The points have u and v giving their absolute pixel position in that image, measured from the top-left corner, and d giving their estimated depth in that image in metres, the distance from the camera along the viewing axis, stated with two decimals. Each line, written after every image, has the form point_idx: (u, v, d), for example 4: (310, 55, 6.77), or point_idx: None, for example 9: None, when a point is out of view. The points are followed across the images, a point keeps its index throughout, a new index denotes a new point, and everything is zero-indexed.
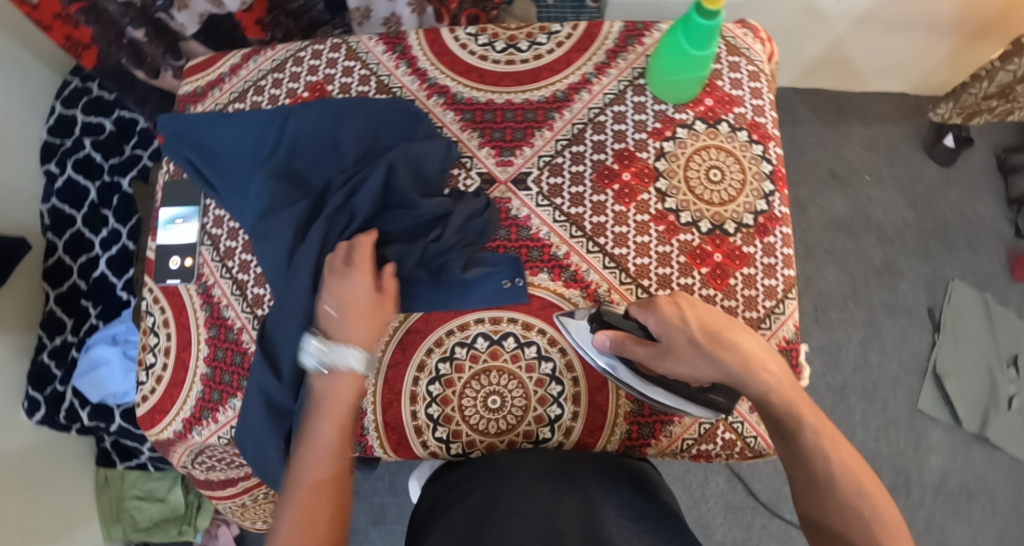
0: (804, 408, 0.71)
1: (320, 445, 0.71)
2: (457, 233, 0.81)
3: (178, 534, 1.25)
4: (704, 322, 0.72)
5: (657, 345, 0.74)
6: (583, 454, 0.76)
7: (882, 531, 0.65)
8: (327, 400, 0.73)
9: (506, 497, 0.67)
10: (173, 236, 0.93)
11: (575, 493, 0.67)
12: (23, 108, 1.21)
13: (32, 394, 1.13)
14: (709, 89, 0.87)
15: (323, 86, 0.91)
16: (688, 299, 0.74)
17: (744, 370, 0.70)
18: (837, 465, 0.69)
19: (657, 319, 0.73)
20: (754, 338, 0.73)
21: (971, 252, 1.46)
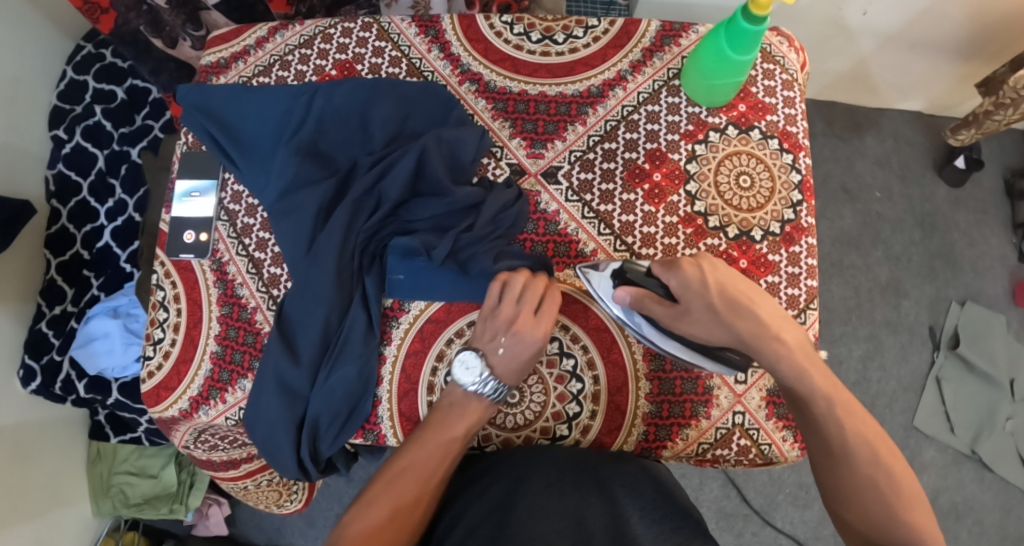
0: (819, 376, 0.72)
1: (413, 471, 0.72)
2: (487, 225, 0.80)
3: (168, 512, 1.23)
4: (725, 289, 0.73)
5: (676, 305, 0.74)
6: (602, 454, 0.75)
7: (893, 497, 0.67)
8: (447, 426, 0.75)
9: (530, 488, 0.68)
10: (188, 209, 0.90)
11: (596, 492, 0.69)
12: (33, 70, 1.18)
13: (28, 363, 1.10)
14: (743, 95, 0.87)
15: (351, 65, 0.90)
16: (710, 263, 0.75)
17: (762, 343, 0.72)
18: (851, 435, 0.69)
19: (677, 280, 0.74)
20: (774, 307, 0.75)
21: (975, 275, 1.47)
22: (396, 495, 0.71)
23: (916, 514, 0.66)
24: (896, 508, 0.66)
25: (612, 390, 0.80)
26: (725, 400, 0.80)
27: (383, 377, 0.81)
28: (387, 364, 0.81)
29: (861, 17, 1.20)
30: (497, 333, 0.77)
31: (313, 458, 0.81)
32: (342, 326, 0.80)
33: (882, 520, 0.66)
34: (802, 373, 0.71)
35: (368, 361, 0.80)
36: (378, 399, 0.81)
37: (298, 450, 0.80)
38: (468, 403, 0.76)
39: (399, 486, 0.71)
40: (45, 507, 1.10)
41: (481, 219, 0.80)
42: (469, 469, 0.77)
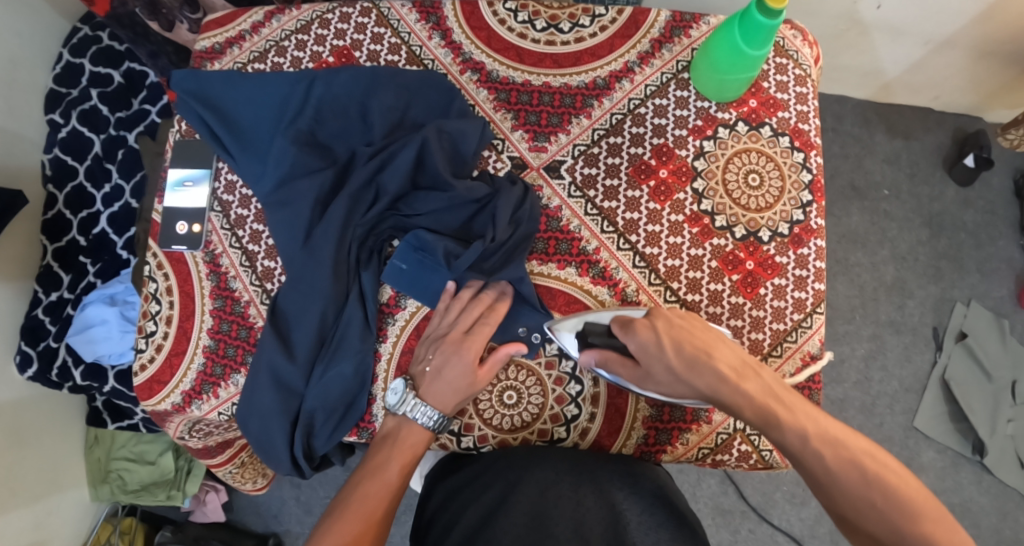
0: (786, 412, 0.67)
1: (387, 475, 0.72)
2: (508, 227, 0.78)
3: (166, 499, 1.22)
4: (680, 348, 0.71)
5: (638, 368, 0.72)
6: (600, 454, 0.74)
7: (899, 516, 0.61)
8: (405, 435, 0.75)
9: (521, 499, 0.68)
10: (182, 199, 0.88)
11: (593, 495, 0.68)
12: (29, 52, 1.16)
13: (25, 349, 1.10)
14: (754, 90, 0.84)
15: (350, 52, 0.88)
16: (665, 319, 0.73)
17: (725, 397, 0.69)
18: (832, 462, 0.64)
19: (635, 342, 0.72)
20: (735, 357, 0.71)
21: (981, 276, 1.45)
22: (382, 484, 0.71)
23: (930, 525, 0.61)
24: (905, 528, 0.60)
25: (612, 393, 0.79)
26: None
27: (379, 374, 0.80)
28: (383, 361, 0.81)
29: (874, 11, 1.17)
30: (431, 350, 0.77)
31: (307, 455, 0.80)
32: (338, 321, 0.79)
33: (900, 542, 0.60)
34: (765, 414, 0.67)
35: (365, 358, 0.79)
36: (373, 398, 0.80)
37: (291, 447, 0.78)
38: (403, 431, 0.75)
39: (384, 474, 0.72)
40: (43, 492, 1.10)
41: (500, 224, 0.77)
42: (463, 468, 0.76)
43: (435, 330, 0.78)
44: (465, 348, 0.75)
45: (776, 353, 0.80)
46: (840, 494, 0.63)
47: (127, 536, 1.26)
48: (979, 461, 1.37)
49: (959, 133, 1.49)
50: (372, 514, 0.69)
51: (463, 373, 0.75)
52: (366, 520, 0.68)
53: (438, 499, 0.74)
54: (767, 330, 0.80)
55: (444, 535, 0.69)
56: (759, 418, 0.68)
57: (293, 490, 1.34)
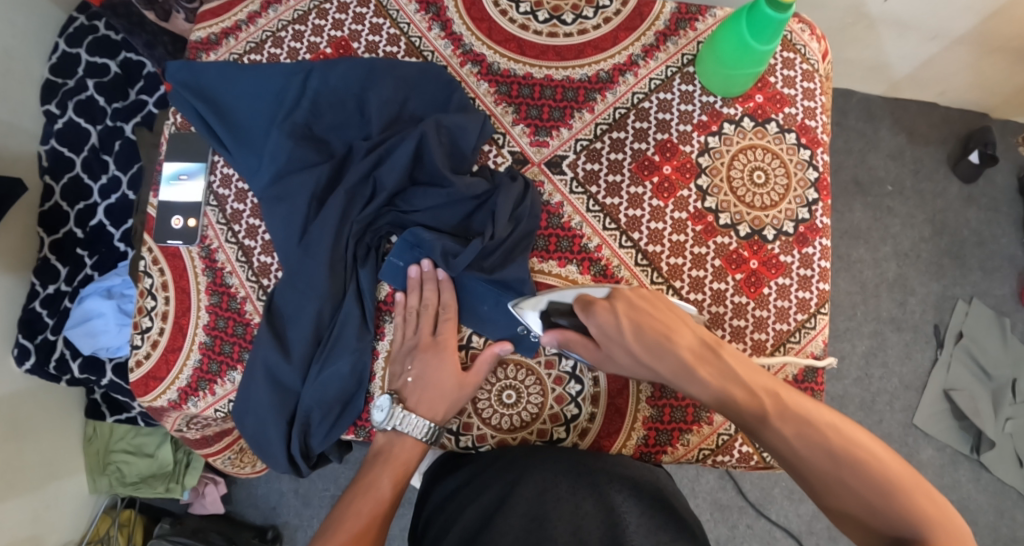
0: (747, 391, 0.65)
1: (378, 487, 0.72)
2: (508, 225, 0.77)
3: (165, 491, 1.22)
4: (638, 331, 0.69)
5: (599, 349, 0.71)
6: (599, 455, 0.74)
7: (870, 490, 0.58)
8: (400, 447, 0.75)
9: (517, 501, 0.67)
10: (177, 193, 0.87)
11: (593, 497, 0.67)
12: (25, 41, 1.15)
13: (23, 342, 1.09)
14: (760, 85, 0.83)
15: (348, 43, 0.86)
16: (624, 299, 0.71)
17: (684, 380, 0.68)
18: (796, 441, 0.61)
19: (594, 324, 0.70)
20: (697, 338, 0.69)
21: (983, 274, 1.44)
22: (374, 500, 0.71)
23: (907, 498, 0.57)
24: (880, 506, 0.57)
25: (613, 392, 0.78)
26: None
27: (376, 372, 0.80)
28: (380, 359, 0.80)
29: (882, 5, 1.16)
30: (408, 360, 0.77)
31: (305, 454, 0.79)
32: (335, 319, 0.78)
33: (876, 516, 0.57)
34: (722, 395, 0.66)
35: (362, 357, 0.78)
36: (371, 396, 0.79)
37: (288, 446, 0.78)
38: (394, 447, 0.75)
39: (376, 488, 0.72)
40: (41, 485, 1.10)
41: (499, 222, 0.76)
42: (461, 468, 0.76)
43: (429, 333, 0.78)
44: (445, 354, 0.77)
45: (778, 353, 0.79)
46: (809, 473, 0.60)
47: (127, 528, 1.27)
48: (978, 458, 1.37)
49: (965, 129, 1.48)
50: (364, 527, 0.68)
51: (445, 375, 0.76)
52: (357, 533, 0.67)
53: (438, 498, 0.74)
54: (770, 330, 0.79)
55: (441, 537, 0.68)
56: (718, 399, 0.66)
57: (292, 483, 1.35)
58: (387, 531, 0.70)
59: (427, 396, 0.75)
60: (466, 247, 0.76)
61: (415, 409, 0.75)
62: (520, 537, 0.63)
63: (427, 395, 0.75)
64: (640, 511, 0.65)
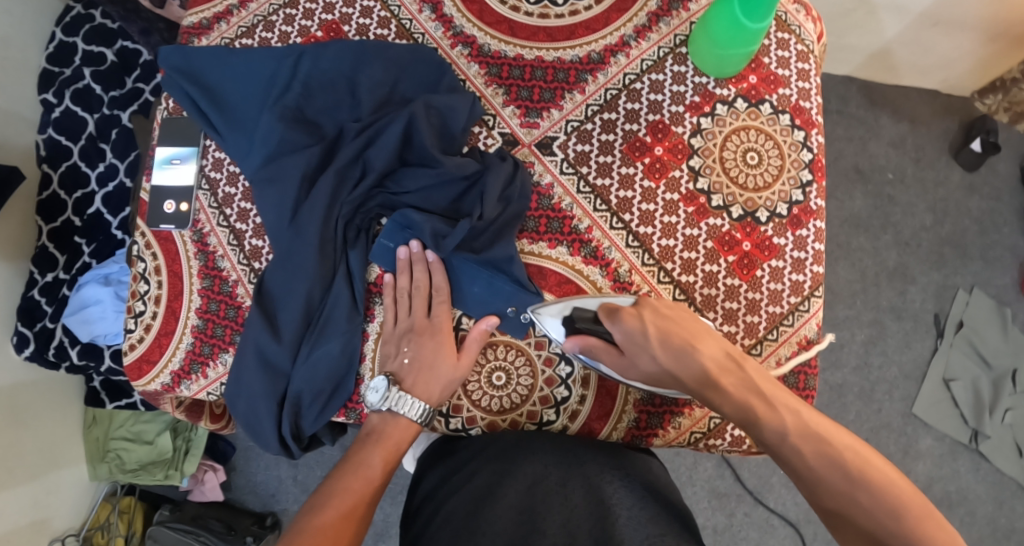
0: (769, 404, 0.67)
1: (368, 468, 0.73)
2: (497, 206, 0.77)
3: (164, 478, 1.22)
4: (665, 342, 0.71)
5: (623, 356, 0.73)
6: (587, 441, 0.74)
7: (887, 517, 0.59)
8: (389, 434, 0.75)
9: (508, 494, 0.67)
10: (169, 177, 0.87)
11: (582, 488, 0.67)
12: (20, 30, 1.14)
13: (21, 330, 1.10)
14: (754, 65, 0.82)
15: (338, 26, 0.86)
16: (652, 308, 0.73)
17: (705, 390, 0.70)
18: (813, 459, 0.63)
19: (619, 331, 0.72)
20: (721, 348, 0.71)
21: (984, 263, 1.43)
22: (363, 479, 0.72)
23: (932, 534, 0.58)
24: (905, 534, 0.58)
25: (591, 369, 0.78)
26: None
27: (367, 354, 0.80)
28: (371, 341, 0.80)
29: None
30: (403, 343, 0.77)
31: (296, 436, 0.79)
32: (325, 301, 0.78)
33: (882, 536, 0.59)
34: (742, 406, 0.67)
35: (353, 338, 0.78)
36: (361, 378, 0.79)
37: (279, 427, 0.78)
38: (387, 428, 0.75)
39: (366, 467, 0.73)
40: (40, 472, 1.10)
41: (488, 203, 0.76)
42: (456, 455, 0.75)
43: (411, 319, 0.78)
44: (436, 336, 0.77)
45: (771, 335, 0.79)
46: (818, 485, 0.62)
47: (127, 515, 1.27)
48: (978, 449, 1.37)
49: (966, 118, 1.46)
50: (352, 505, 0.69)
51: (440, 358, 0.76)
52: (345, 514, 0.68)
53: (430, 486, 0.74)
54: (762, 313, 0.79)
55: (428, 522, 0.68)
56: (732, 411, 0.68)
57: (291, 469, 1.35)
58: (372, 512, 0.71)
59: (421, 377, 0.75)
60: (455, 228, 0.76)
61: (408, 389, 0.75)
62: (509, 527, 0.63)
63: (422, 375, 0.75)
64: (631, 500, 0.66)
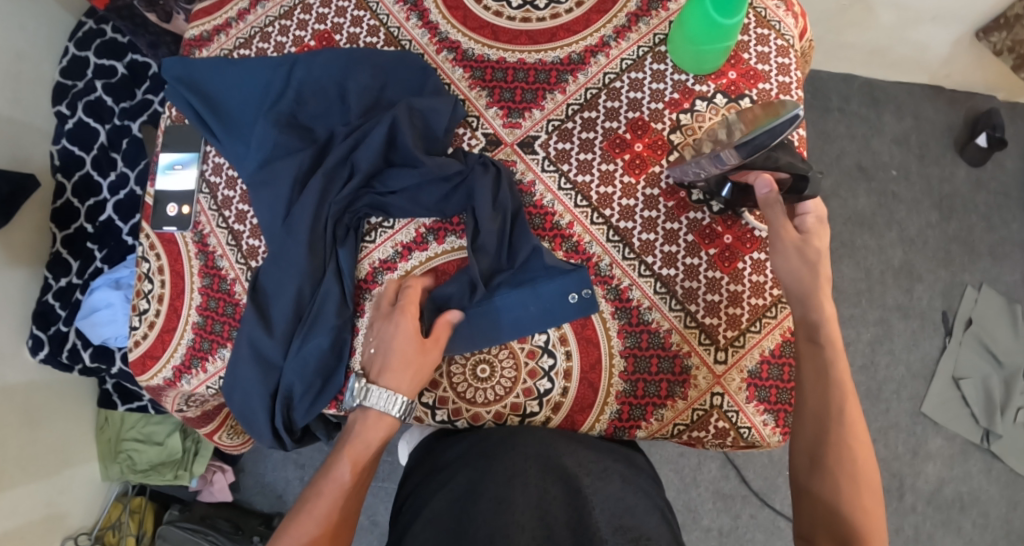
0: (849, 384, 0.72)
1: (334, 479, 0.71)
2: (494, 216, 0.78)
3: (174, 478, 1.25)
4: (754, 122, 0.73)
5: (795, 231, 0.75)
6: (564, 434, 0.75)
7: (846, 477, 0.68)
8: (352, 436, 0.73)
9: (488, 485, 0.66)
10: (172, 182, 0.89)
11: (559, 483, 0.66)
12: (37, 45, 1.20)
13: (36, 333, 1.14)
14: (734, 62, 0.84)
15: (330, 35, 0.88)
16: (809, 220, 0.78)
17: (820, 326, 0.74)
18: (851, 433, 0.69)
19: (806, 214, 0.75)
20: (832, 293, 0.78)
21: (994, 261, 1.42)
22: (336, 486, 0.70)
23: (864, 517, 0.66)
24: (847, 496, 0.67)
25: (761, 158, 0.73)
26: (703, 381, 0.79)
27: (356, 348, 0.80)
28: (360, 336, 0.80)
29: None
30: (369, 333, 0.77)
31: (289, 427, 0.81)
32: (315, 297, 0.79)
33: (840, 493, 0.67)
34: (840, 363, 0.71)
35: (341, 333, 0.79)
36: (351, 371, 0.80)
37: (272, 418, 0.79)
38: (356, 433, 0.73)
39: (336, 477, 0.71)
40: (52, 470, 1.13)
41: (483, 218, 0.77)
42: (445, 454, 0.76)
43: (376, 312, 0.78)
44: (400, 317, 0.75)
45: (754, 327, 0.79)
46: (831, 449, 0.69)
47: (137, 515, 1.30)
48: (990, 449, 1.34)
49: (970, 112, 1.45)
50: (332, 516, 0.69)
51: (405, 342, 0.74)
52: (322, 522, 0.68)
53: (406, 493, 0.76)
54: (745, 304, 0.80)
55: (411, 523, 0.68)
56: (814, 359, 0.73)
57: (297, 470, 1.37)
58: (355, 510, 0.71)
59: (383, 364, 0.74)
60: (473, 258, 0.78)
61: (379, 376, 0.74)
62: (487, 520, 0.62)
63: (387, 364, 0.74)
64: (609, 486, 0.67)
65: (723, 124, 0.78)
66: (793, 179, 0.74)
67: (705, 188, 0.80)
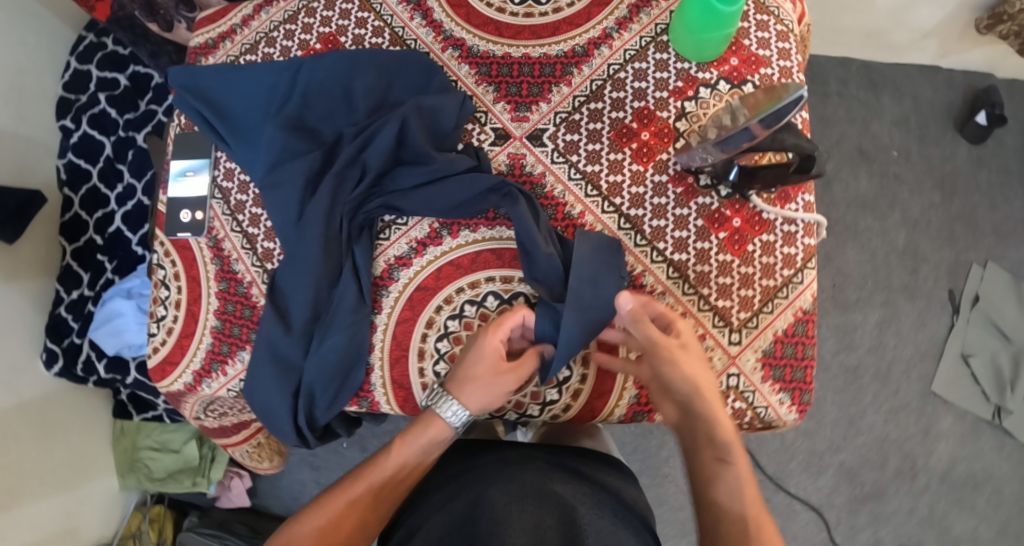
0: (740, 472, 0.70)
1: (356, 486, 0.73)
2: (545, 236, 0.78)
3: (192, 485, 1.27)
4: (757, 107, 0.73)
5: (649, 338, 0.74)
6: (553, 460, 0.75)
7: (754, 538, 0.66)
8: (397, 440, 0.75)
9: (485, 506, 0.67)
10: (184, 189, 0.90)
11: (555, 507, 0.66)
12: (39, 59, 1.21)
13: (50, 346, 1.15)
14: (735, 48, 0.85)
15: (335, 38, 0.89)
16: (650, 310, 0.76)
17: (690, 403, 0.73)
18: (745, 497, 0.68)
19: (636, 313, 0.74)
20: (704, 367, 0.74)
21: (998, 239, 1.43)
22: (356, 492, 0.72)
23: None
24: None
25: (769, 140, 0.73)
26: (718, 362, 0.80)
27: (375, 344, 0.81)
28: (378, 332, 0.81)
29: None
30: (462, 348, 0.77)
31: (311, 425, 0.82)
32: (332, 295, 0.80)
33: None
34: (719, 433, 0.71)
35: (359, 329, 0.79)
36: (371, 367, 0.81)
37: (295, 418, 0.81)
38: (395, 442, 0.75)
39: (360, 481, 0.73)
40: (69, 483, 1.14)
41: (535, 244, 0.75)
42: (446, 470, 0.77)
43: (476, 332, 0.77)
44: (489, 340, 0.73)
45: (766, 308, 0.81)
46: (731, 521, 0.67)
47: (156, 524, 1.30)
48: (1000, 424, 1.36)
49: (968, 90, 1.46)
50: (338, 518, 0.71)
51: (490, 362, 0.73)
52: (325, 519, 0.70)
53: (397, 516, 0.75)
54: (756, 286, 0.81)
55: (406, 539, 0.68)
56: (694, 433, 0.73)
57: (313, 473, 1.38)
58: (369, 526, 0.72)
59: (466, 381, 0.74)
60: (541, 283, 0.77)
61: (456, 395, 0.74)
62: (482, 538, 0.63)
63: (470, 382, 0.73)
64: (602, 521, 0.66)
65: (728, 110, 0.79)
66: (801, 159, 0.75)
67: (712, 172, 0.81)
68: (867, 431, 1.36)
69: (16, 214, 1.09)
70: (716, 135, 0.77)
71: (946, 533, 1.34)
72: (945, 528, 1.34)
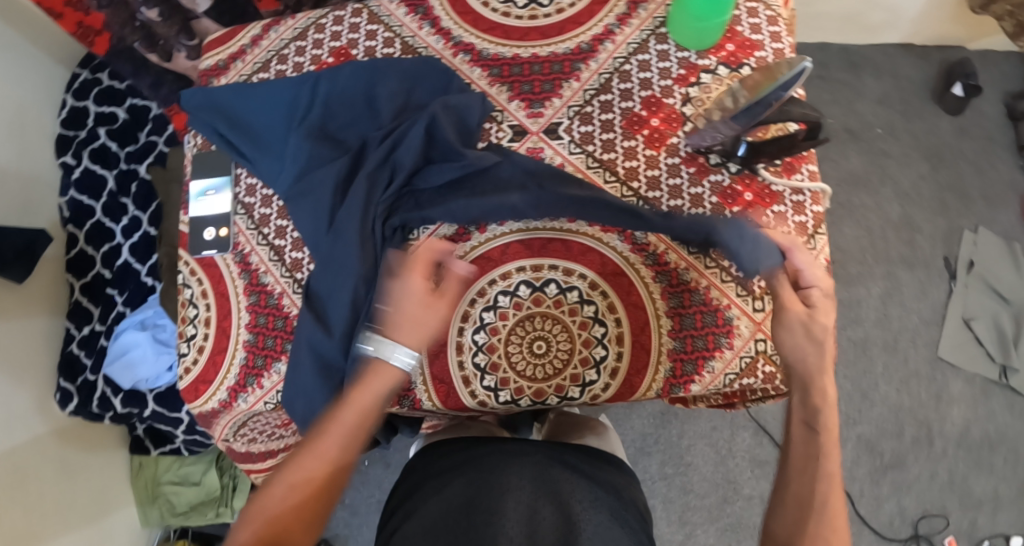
0: (829, 443, 0.69)
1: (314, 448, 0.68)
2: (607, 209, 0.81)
3: (216, 516, 1.23)
4: (755, 89, 0.77)
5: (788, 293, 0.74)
6: (552, 454, 0.74)
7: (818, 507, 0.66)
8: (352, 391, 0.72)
9: (480, 499, 0.66)
10: (206, 207, 0.91)
11: (552, 505, 0.65)
12: (36, 99, 1.21)
13: (63, 386, 1.14)
14: (730, 35, 0.88)
15: (347, 51, 0.91)
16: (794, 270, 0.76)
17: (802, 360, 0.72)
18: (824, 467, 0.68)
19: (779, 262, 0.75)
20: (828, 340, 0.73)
21: (987, 205, 1.47)
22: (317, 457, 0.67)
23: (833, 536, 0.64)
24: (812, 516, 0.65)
25: (778, 112, 0.77)
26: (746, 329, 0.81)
27: None
28: None
29: None
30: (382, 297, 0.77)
31: None
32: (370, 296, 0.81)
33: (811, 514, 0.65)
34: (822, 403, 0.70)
35: None
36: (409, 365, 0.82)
37: None
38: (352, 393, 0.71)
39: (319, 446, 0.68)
40: (91, 522, 1.12)
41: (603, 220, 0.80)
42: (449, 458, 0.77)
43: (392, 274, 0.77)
44: (411, 278, 0.74)
45: None
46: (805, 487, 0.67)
47: None
48: (1008, 384, 1.39)
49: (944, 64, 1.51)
50: (302, 487, 0.66)
51: (415, 298, 0.73)
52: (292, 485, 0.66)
53: (393, 503, 0.75)
54: None
55: (399, 524, 0.69)
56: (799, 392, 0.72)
57: None
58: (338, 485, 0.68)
59: (406, 322, 0.73)
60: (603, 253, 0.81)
61: (396, 338, 0.72)
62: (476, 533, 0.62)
63: (407, 324, 0.73)
64: (599, 518, 0.65)
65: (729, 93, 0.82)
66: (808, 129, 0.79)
67: (722, 150, 0.84)
68: (880, 403, 1.38)
69: (23, 254, 1.08)
70: (721, 116, 0.81)
71: (969, 497, 1.35)
72: (966, 492, 1.35)
